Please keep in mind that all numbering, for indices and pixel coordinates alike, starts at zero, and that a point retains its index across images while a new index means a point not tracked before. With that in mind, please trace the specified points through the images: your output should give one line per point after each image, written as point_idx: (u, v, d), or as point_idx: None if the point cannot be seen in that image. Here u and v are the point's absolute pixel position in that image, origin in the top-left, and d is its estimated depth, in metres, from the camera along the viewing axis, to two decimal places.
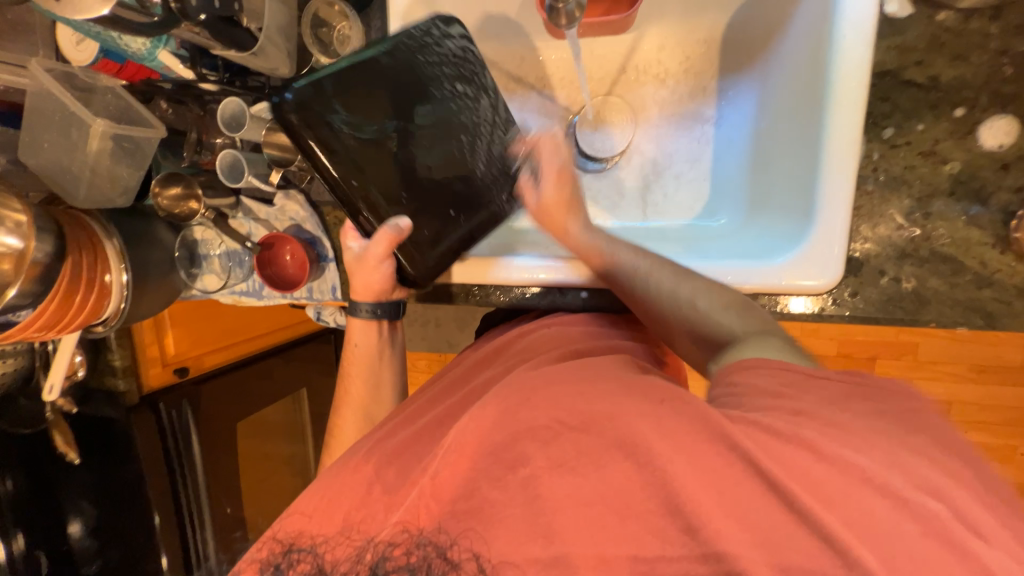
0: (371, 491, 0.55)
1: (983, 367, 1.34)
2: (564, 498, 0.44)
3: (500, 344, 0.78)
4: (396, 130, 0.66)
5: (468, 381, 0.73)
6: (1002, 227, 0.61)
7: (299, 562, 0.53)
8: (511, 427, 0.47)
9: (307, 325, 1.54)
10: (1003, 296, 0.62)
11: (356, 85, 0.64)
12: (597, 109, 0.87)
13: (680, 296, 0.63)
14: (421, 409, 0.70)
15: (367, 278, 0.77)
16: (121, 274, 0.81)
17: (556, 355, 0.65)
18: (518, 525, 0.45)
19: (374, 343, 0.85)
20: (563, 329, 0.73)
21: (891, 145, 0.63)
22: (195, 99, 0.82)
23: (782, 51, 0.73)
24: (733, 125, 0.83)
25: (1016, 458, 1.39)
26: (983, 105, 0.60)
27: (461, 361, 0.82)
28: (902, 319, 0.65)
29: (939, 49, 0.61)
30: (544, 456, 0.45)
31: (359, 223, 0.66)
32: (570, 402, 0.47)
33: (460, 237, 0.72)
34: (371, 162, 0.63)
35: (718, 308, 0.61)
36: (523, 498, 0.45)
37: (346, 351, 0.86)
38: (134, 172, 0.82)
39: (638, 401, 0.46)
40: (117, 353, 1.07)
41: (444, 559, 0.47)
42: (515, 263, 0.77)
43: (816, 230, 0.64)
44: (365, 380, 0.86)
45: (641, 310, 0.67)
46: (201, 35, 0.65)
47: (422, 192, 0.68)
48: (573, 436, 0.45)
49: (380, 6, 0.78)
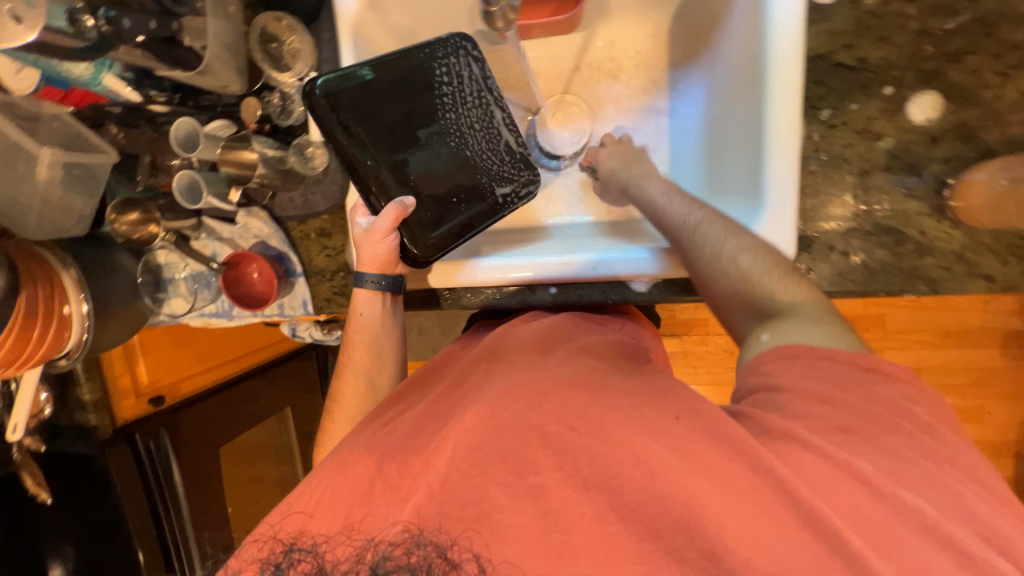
0: (374, 484, 0.53)
1: (946, 333, 1.39)
2: (575, 510, 0.46)
3: (494, 345, 0.72)
4: (410, 133, 0.74)
5: (470, 380, 0.66)
6: (937, 197, 0.64)
7: (299, 561, 0.50)
8: (497, 425, 0.50)
9: (288, 342, 1.51)
10: (944, 262, 0.65)
11: (375, 83, 0.72)
12: (553, 109, 0.90)
13: (723, 253, 0.62)
14: (423, 417, 0.61)
15: (364, 252, 0.75)
16: (82, 304, 0.79)
17: (564, 352, 0.62)
18: (524, 529, 0.46)
19: (380, 314, 0.80)
20: (556, 322, 0.72)
21: (829, 125, 0.66)
22: (148, 120, 0.83)
23: (726, 40, 0.75)
24: (687, 114, 0.85)
25: (986, 418, 1.44)
26: (909, 82, 0.64)
27: (448, 363, 0.77)
28: (854, 290, 0.68)
29: (865, 32, 0.64)
30: (555, 466, 0.48)
31: (371, 202, 0.73)
32: (579, 408, 0.50)
33: (460, 223, 0.76)
34: (384, 155, 0.72)
35: (763, 273, 0.60)
36: (534, 507, 0.47)
37: (351, 319, 0.80)
38: (87, 200, 0.80)
39: (632, 401, 0.51)
40: (86, 387, 1.04)
41: (444, 558, 0.46)
42: (482, 265, 0.78)
43: (767, 209, 0.66)
44: (367, 347, 0.80)
45: (687, 265, 0.66)
46: (142, 56, 0.63)
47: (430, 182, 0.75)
48: (584, 441, 0.48)
49: (328, 18, 0.78)
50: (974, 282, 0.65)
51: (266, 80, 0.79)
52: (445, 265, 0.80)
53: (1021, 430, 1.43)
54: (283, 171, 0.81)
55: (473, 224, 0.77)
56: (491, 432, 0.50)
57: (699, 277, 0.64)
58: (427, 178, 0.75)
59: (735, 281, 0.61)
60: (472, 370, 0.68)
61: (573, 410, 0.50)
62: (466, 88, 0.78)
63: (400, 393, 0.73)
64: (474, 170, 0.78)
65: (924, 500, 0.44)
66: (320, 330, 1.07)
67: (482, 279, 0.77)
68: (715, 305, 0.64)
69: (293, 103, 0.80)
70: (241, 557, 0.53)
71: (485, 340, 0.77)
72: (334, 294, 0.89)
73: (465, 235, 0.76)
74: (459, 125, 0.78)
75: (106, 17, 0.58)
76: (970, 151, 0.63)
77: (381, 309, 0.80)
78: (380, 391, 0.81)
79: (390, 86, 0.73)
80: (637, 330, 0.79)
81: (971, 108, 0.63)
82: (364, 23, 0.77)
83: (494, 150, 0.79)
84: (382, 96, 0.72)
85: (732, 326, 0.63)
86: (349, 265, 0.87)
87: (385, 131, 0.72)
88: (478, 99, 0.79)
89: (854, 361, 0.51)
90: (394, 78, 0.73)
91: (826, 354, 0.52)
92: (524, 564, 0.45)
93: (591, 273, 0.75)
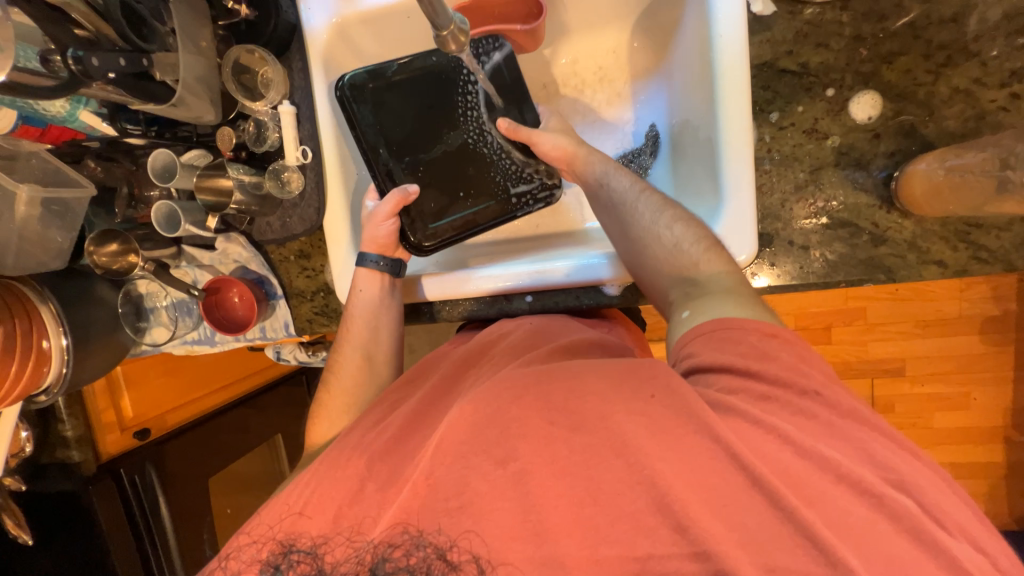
0: (364, 486, 0.54)
1: (926, 322, 1.42)
2: (557, 497, 0.47)
3: (483, 346, 0.74)
4: (428, 130, 0.80)
5: (454, 391, 0.67)
6: (884, 189, 0.68)
7: (299, 563, 0.50)
8: (480, 423, 0.51)
9: (277, 367, 1.50)
10: (897, 251, 0.68)
11: (398, 82, 0.79)
12: None
13: (660, 222, 0.68)
14: (415, 421, 0.61)
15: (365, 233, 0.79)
16: (61, 338, 0.80)
17: (547, 352, 0.64)
18: (512, 523, 0.47)
19: (382, 293, 0.80)
20: (544, 325, 0.74)
21: (779, 127, 0.70)
22: (126, 153, 0.84)
23: (679, 54, 0.80)
24: (650, 124, 0.89)
25: (972, 405, 1.46)
26: (849, 84, 0.68)
27: (440, 361, 0.77)
28: (816, 282, 0.70)
29: (804, 39, 0.68)
30: (537, 454, 0.48)
31: (381, 186, 0.81)
32: (561, 400, 0.51)
33: (462, 217, 0.82)
34: (405, 148, 0.80)
35: (692, 241, 0.65)
36: (513, 490, 0.47)
37: (349, 297, 0.79)
38: (66, 234, 0.81)
39: (607, 388, 0.52)
40: (68, 423, 1.03)
41: (444, 561, 0.46)
42: (480, 275, 0.80)
43: (726, 211, 0.69)
44: (365, 325, 0.79)
45: (620, 231, 0.71)
46: (114, 92, 0.64)
47: (440, 176, 0.81)
48: (565, 437, 0.49)
49: (299, 48, 0.81)
50: (928, 268, 0.68)
51: (240, 109, 0.82)
52: (405, 280, 0.83)
53: (1008, 414, 1.45)
54: (260, 196, 0.83)
55: (478, 220, 0.82)
56: (469, 430, 0.51)
57: (635, 248, 0.69)
58: (433, 175, 0.81)
59: (664, 247, 0.66)
60: (471, 371, 0.70)
61: (558, 404, 0.51)
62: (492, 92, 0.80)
63: (393, 398, 0.70)
64: (488, 168, 0.81)
65: (886, 474, 0.45)
66: (306, 351, 1.07)
67: (477, 288, 0.79)
68: (643, 276, 0.69)
69: (267, 130, 0.83)
70: (241, 557, 0.53)
71: (464, 345, 0.78)
72: (315, 315, 0.90)
73: (466, 232, 0.82)
74: (478, 127, 0.81)
75: (72, 57, 0.57)
76: (911, 144, 0.67)
77: (384, 290, 0.79)
78: (377, 364, 0.80)
79: (413, 87, 0.79)
80: (622, 334, 0.80)
81: (909, 104, 0.66)
82: (333, 51, 0.80)
83: (514, 153, 0.81)
84: (394, 101, 0.79)
85: (660, 296, 0.67)
86: (329, 285, 0.88)
87: (405, 128, 0.80)
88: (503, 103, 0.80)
89: (780, 337, 0.53)
90: (408, 79, 0.79)
91: (737, 325, 0.54)
92: (517, 561, 0.46)
93: (563, 279, 0.77)
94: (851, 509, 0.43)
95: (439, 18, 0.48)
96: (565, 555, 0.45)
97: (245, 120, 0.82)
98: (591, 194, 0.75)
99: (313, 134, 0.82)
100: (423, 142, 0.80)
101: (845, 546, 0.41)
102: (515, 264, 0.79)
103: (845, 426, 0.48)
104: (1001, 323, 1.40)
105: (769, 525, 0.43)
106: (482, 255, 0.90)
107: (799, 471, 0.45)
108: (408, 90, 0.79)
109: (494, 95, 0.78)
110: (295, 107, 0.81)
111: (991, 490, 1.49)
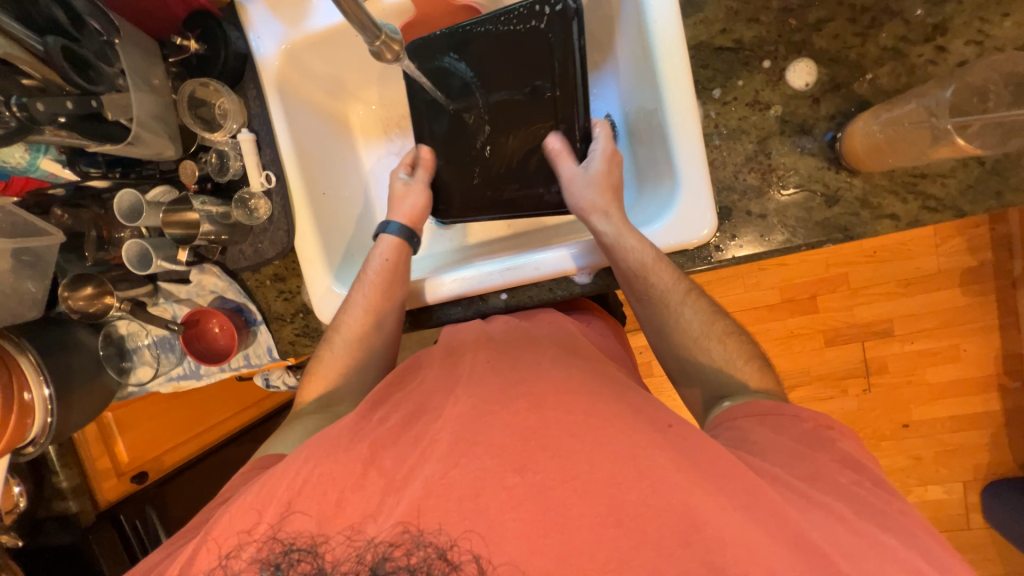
0: (366, 473, 0.54)
1: (907, 281, 1.45)
2: (564, 491, 0.49)
3: (479, 339, 0.73)
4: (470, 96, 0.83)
5: (456, 367, 0.67)
6: (830, 152, 0.70)
7: (300, 561, 0.49)
8: (489, 419, 0.54)
9: (275, 399, 1.41)
10: (851, 209, 0.70)
11: (461, 48, 0.81)
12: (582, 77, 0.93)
13: (673, 299, 0.72)
14: (425, 403, 0.62)
15: (403, 205, 0.83)
16: (42, 388, 0.80)
17: (561, 347, 0.68)
18: (525, 526, 0.48)
19: (402, 261, 0.81)
20: (529, 322, 0.77)
21: (722, 102, 0.72)
22: (94, 198, 0.86)
23: (622, 42, 0.81)
24: (606, 115, 0.91)
25: (963, 356, 1.47)
26: (783, 54, 0.70)
27: (426, 356, 0.76)
28: (778, 248, 0.72)
29: (736, 17, 0.71)
30: (544, 456, 0.50)
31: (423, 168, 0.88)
32: (578, 415, 0.53)
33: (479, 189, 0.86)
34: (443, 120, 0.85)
35: (703, 321, 0.72)
36: (528, 495, 0.49)
37: (364, 265, 0.81)
38: (40, 284, 0.81)
39: (598, 400, 0.55)
40: (62, 474, 1.06)
41: (444, 560, 0.47)
42: (468, 274, 0.81)
43: (682, 188, 0.71)
44: (378, 291, 0.79)
45: (634, 296, 0.74)
46: (69, 137, 0.66)
47: (458, 146, 0.85)
48: (566, 440, 0.51)
49: (253, 77, 0.82)
50: (882, 222, 0.69)
51: (200, 142, 0.83)
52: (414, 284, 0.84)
53: (1000, 361, 1.46)
54: (229, 224, 0.83)
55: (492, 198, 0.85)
56: (482, 427, 0.53)
57: (648, 309, 0.74)
58: (449, 142, 0.86)
59: (675, 315, 0.72)
60: (459, 360, 0.69)
61: (564, 413, 0.53)
62: (515, 53, 0.79)
63: (391, 379, 0.71)
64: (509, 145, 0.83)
65: (856, 510, 0.51)
66: (293, 375, 1.07)
67: (454, 288, 0.81)
68: (653, 335, 0.76)
69: (229, 160, 0.84)
70: (241, 557, 0.52)
71: (443, 340, 0.77)
72: (297, 336, 0.90)
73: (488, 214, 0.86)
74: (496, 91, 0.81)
75: (18, 105, 0.58)
76: (849, 106, 0.69)
77: (405, 259, 0.82)
78: (385, 333, 0.80)
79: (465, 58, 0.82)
80: (602, 327, 0.84)
81: (841, 68, 0.69)
82: (287, 77, 0.83)
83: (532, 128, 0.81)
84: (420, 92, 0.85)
85: (660, 343, 0.75)
86: (307, 305, 0.89)
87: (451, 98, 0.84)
88: (503, 67, 0.80)
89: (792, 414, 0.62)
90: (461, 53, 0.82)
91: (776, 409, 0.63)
92: (521, 561, 0.46)
93: (534, 274, 0.78)
94: (852, 526, 0.48)
95: (366, 33, 0.50)
96: (575, 547, 0.47)
97: (207, 153, 0.84)
98: (601, 247, 0.74)
99: (275, 158, 0.83)
100: (466, 108, 0.83)
101: (821, 540, 0.46)
102: (504, 263, 0.80)
103: (818, 464, 0.56)
104: (978, 274, 1.42)
105: (762, 511, 0.47)
106: (477, 255, 0.91)
107: (799, 503, 0.50)
108: (463, 61, 0.82)
109: (429, 89, 0.82)
110: (254, 134, 0.82)
111: (993, 439, 1.50)
